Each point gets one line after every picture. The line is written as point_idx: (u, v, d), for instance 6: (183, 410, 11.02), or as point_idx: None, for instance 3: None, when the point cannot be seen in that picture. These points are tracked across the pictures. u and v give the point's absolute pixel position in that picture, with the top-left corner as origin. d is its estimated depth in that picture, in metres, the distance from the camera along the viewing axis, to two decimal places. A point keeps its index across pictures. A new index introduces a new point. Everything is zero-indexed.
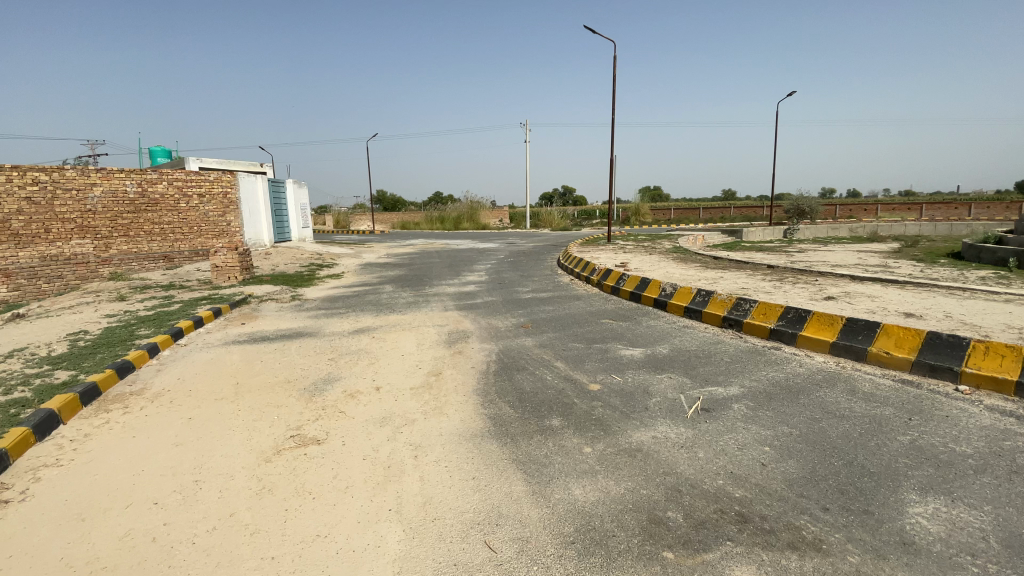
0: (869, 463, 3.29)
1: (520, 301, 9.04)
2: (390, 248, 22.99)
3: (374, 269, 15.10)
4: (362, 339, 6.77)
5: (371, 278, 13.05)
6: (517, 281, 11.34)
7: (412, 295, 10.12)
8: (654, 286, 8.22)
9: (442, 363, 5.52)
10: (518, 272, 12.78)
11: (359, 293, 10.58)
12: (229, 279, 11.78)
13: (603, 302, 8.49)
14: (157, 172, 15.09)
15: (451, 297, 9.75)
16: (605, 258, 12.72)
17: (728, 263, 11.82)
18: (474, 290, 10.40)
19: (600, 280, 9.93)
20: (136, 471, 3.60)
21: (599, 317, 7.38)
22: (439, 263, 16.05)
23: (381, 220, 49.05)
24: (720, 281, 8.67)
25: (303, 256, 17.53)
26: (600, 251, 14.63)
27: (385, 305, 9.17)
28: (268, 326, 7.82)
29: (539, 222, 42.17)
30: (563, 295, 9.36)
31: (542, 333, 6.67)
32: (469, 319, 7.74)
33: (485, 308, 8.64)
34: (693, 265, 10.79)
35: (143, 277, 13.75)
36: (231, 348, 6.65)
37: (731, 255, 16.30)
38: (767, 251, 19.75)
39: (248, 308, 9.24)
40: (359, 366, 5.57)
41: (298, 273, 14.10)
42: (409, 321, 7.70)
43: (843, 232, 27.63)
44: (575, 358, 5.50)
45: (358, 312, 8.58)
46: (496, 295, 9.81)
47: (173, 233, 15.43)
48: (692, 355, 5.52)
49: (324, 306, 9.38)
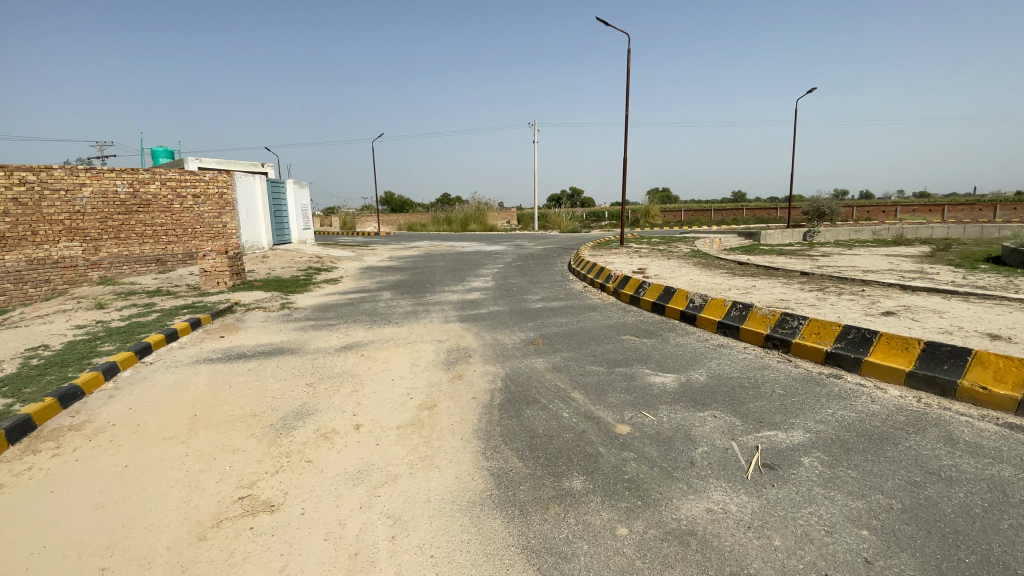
0: (1010, 560, 2.42)
1: (528, 312, 8.15)
2: (393, 250, 22.21)
3: (375, 274, 14.29)
4: (349, 358, 5.92)
5: (370, 283, 12.25)
6: (525, 288, 10.48)
7: (411, 303, 9.27)
8: (679, 296, 7.30)
9: (438, 392, 4.66)
10: (527, 278, 11.90)
11: (355, 301, 9.75)
12: (218, 285, 11.05)
13: (623, 314, 7.58)
14: (150, 171, 14.40)
15: (454, 306, 8.89)
16: (620, 263, 11.83)
17: (756, 269, 10.89)
18: (478, 299, 9.52)
19: (617, 288, 9.02)
20: (34, 550, 2.76)
21: (620, 333, 6.47)
22: (442, 267, 15.19)
23: (387, 220, 48.38)
24: (754, 291, 7.75)
25: (302, 259, 16.82)
26: (613, 255, 13.75)
27: (380, 316, 8.33)
28: (248, 340, 7.00)
29: (548, 223, 41.22)
30: (576, 305, 8.46)
31: (556, 352, 5.78)
32: (472, 333, 6.87)
33: (490, 319, 7.77)
34: (719, 271, 9.87)
35: (133, 281, 13.05)
36: (200, 368, 5.83)
37: (753, 259, 15.34)
38: (789, 255, 18.71)
39: (233, 318, 8.45)
40: (341, 394, 4.73)
41: (294, 277, 13.33)
42: (404, 336, 6.85)
43: (867, 234, 26.42)
44: (596, 387, 4.60)
45: (350, 324, 7.75)
46: (503, 304, 8.93)
47: (167, 235, 14.78)
48: (736, 385, 4.62)
49: (314, 316, 8.56)
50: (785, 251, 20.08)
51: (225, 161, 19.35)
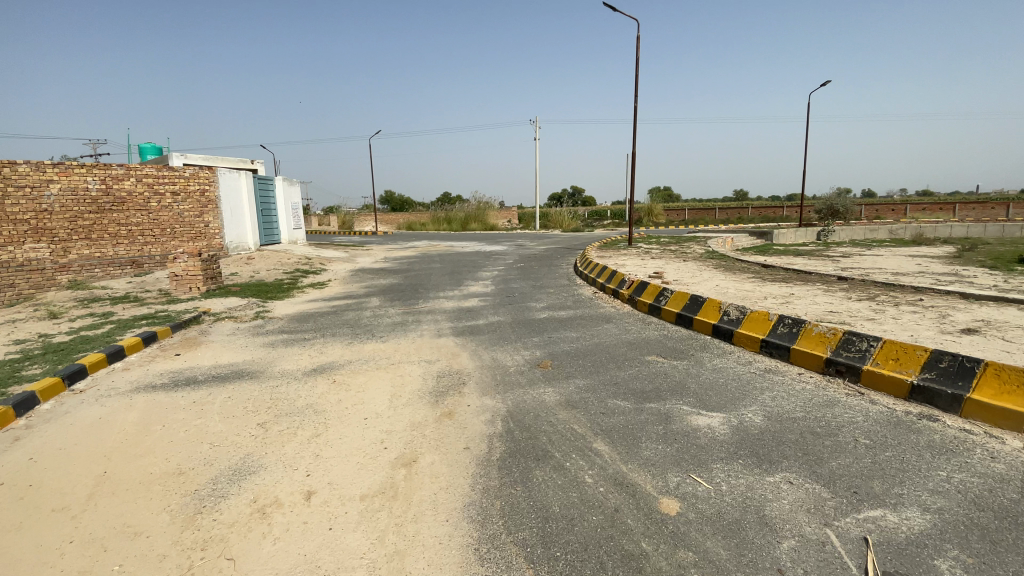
0: None
1: (533, 323, 7.10)
2: (388, 251, 21.15)
3: (366, 277, 13.23)
4: (318, 386, 4.89)
5: (359, 288, 11.25)
6: (529, 294, 9.45)
7: (401, 313, 8.23)
8: (709, 306, 6.25)
9: (421, 438, 3.64)
10: (530, 282, 10.84)
11: (339, 310, 8.71)
12: (190, 290, 10.05)
13: (642, 327, 6.54)
14: (124, 167, 13.37)
15: (449, 316, 7.85)
16: (632, 265, 10.80)
17: (783, 272, 9.86)
18: (476, 307, 8.47)
19: (632, 295, 7.94)
20: None
21: (643, 352, 5.42)
22: (438, 269, 14.13)
23: (385, 220, 47.37)
24: (794, 300, 6.71)
25: (291, 260, 15.82)
26: (624, 257, 12.74)
27: (364, 328, 7.29)
28: (205, 360, 5.97)
29: (550, 223, 40.18)
30: (588, 315, 7.41)
31: (568, 378, 4.74)
32: (468, 351, 5.82)
33: (489, 333, 6.71)
34: (745, 276, 8.84)
35: (104, 285, 12.04)
36: (137, 399, 4.81)
37: (772, 261, 14.30)
38: (807, 256, 17.63)
39: (197, 330, 7.43)
40: (296, 441, 3.70)
41: (277, 281, 12.31)
42: (388, 355, 5.80)
43: (884, 234, 25.28)
44: (624, 434, 3.55)
45: (327, 338, 6.71)
46: (504, 313, 7.88)
47: (143, 236, 13.78)
48: (804, 434, 3.58)
49: (290, 328, 7.53)
50: (802, 252, 18.99)
51: (211, 157, 18.30)
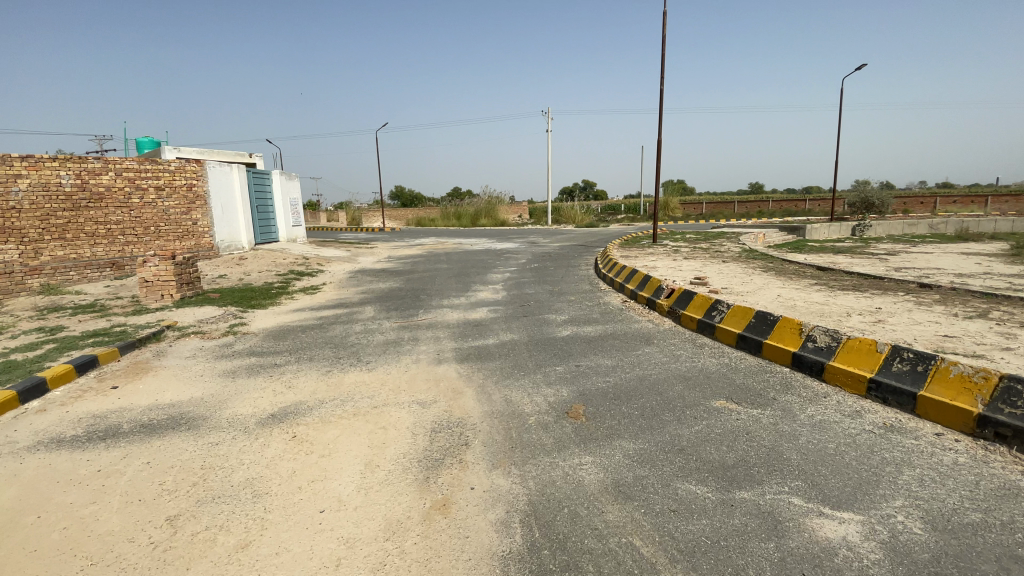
0: None
1: (555, 344, 5.75)
2: (392, 249, 19.86)
3: (363, 280, 11.95)
4: (270, 446, 3.62)
5: (354, 293, 10.02)
6: (546, 302, 8.13)
7: (396, 327, 6.92)
8: (784, 326, 4.90)
9: (395, 563, 2.34)
10: (547, 287, 9.46)
11: (326, 323, 7.44)
12: (162, 298, 8.89)
13: (693, 354, 5.17)
14: (101, 160, 12.28)
15: (452, 332, 6.52)
16: (664, 267, 9.42)
17: (845, 276, 8.40)
18: (485, 320, 7.12)
19: (674, 307, 6.57)
20: None
21: (706, 395, 4.09)
22: (445, 271, 12.82)
23: (393, 216, 46.12)
24: (886, 319, 5.30)
25: (286, 260, 14.67)
26: (651, 256, 11.36)
27: (349, 349, 5.98)
28: (142, 398, 4.75)
29: (563, 218, 38.60)
30: (621, 334, 6.04)
31: (610, 438, 3.43)
32: (473, 387, 4.50)
33: (501, 359, 5.36)
34: (805, 282, 7.42)
35: (77, 291, 10.96)
36: (28, 462, 3.60)
37: (816, 260, 12.81)
38: (851, 254, 15.95)
39: (151, 351, 6.22)
40: (209, 562, 2.45)
41: (266, 285, 11.13)
42: (369, 393, 4.49)
43: (924, 229, 23.46)
44: (717, 562, 2.27)
45: (301, 365, 5.44)
46: (518, 329, 6.53)
47: (125, 235, 12.70)
48: (1002, 565, 2.27)
49: (262, 348, 6.28)
50: (843, 249, 17.31)
51: (204, 150, 17.16)
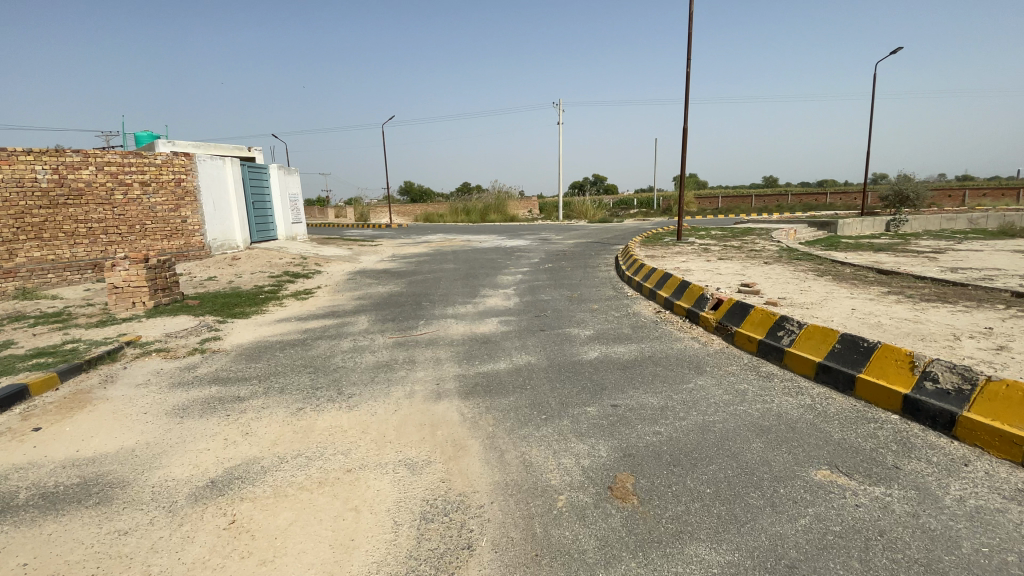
0: None
1: (581, 371, 4.63)
2: (396, 247, 18.81)
3: (362, 282, 10.92)
4: (193, 540, 2.59)
5: (349, 299, 8.98)
6: (567, 312, 7.01)
7: (390, 345, 5.84)
8: (885, 356, 3.80)
9: None
10: (566, 293, 8.34)
11: (310, 337, 6.41)
12: (133, 306, 7.96)
13: (761, 392, 4.04)
14: (81, 154, 11.39)
15: (455, 351, 5.43)
16: (700, 270, 8.24)
17: (918, 282, 7.15)
18: (495, 336, 6.01)
19: (725, 322, 5.41)
20: None
21: (799, 463, 2.99)
22: (451, 272, 11.75)
23: (399, 211, 45.10)
24: (1012, 346, 4.11)
25: (281, 260, 13.69)
26: (681, 257, 10.17)
27: (330, 375, 4.92)
28: (62, 447, 3.75)
29: (574, 213, 37.32)
30: (661, 358, 4.91)
31: (681, 543, 2.35)
32: (479, 439, 3.42)
33: (516, 391, 4.26)
34: (878, 292, 6.20)
35: (53, 295, 10.09)
36: None
37: (863, 261, 11.50)
38: (894, 252, 14.57)
39: (99, 376, 5.25)
40: None
41: (255, 289, 10.16)
42: (343, 446, 3.44)
43: (965, 225, 21.85)
44: None
45: (267, 400, 4.38)
46: (535, 348, 5.43)
47: (107, 234, 11.83)
48: None
49: (228, 372, 5.24)
50: (883, 246, 15.92)
51: (197, 143, 16.17)
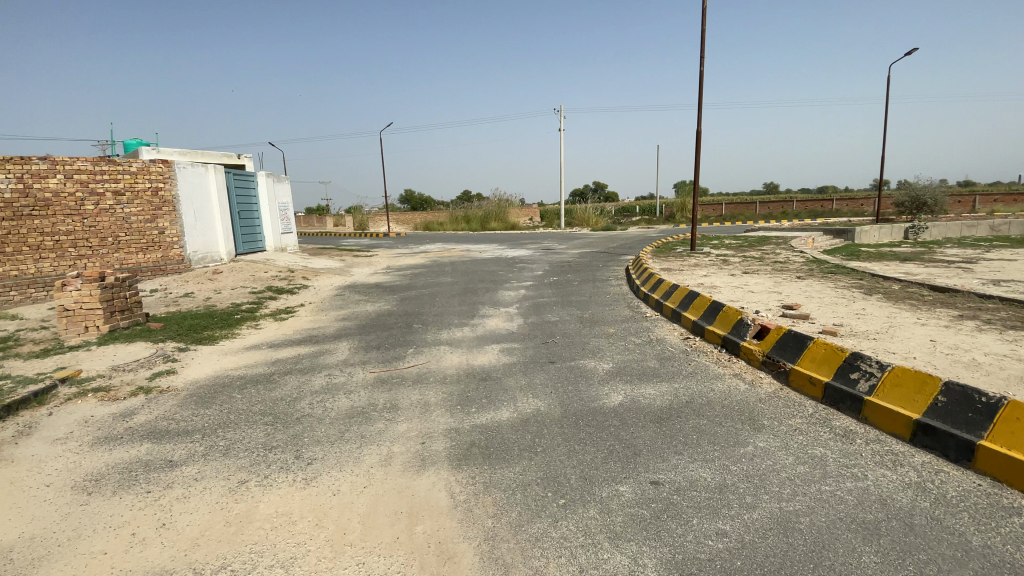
0: None
1: (604, 424, 3.68)
2: (392, 258, 17.88)
3: (350, 298, 9.98)
4: None
5: (332, 319, 8.04)
6: (579, 337, 6.06)
7: (370, 382, 4.89)
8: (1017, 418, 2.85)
9: None
10: (575, 313, 7.39)
11: (278, 371, 5.46)
12: (86, 331, 7.05)
13: (845, 465, 3.06)
14: (47, 161, 10.60)
15: (447, 393, 4.46)
16: (728, 286, 7.30)
17: (986, 300, 6.16)
18: (495, 370, 5.06)
19: (776, 357, 4.44)
20: None
21: None
22: (448, 286, 10.82)
23: (398, 220, 44.32)
24: None
25: (266, 273, 12.77)
26: (701, 270, 9.22)
27: (290, 428, 3.97)
28: None
29: (577, 221, 36.42)
30: (702, 405, 3.93)
31: None
32: (474, 544, 2.46)
33: (523, 456, 3.30)
34: (949, 316, 5.23)
35: (10, 315, 9.19)
36: None
37: (898, 273, 10.52)
38: (924, 262, 13.58)
39: (12, 427, 4.32)
40: None
41: (231, 308, 9.24)
42: (285, 554, 2.49)
43: (987, 232, 20.86)
44: None
45: (205, 467, 3.45)
46: (545, 388, 4.47)
47: (76, 247, 11.02)
48: None
49: (169, 422, 4.29)
50: (908, 256, 14.95)
51: (183, 150, 15.30)
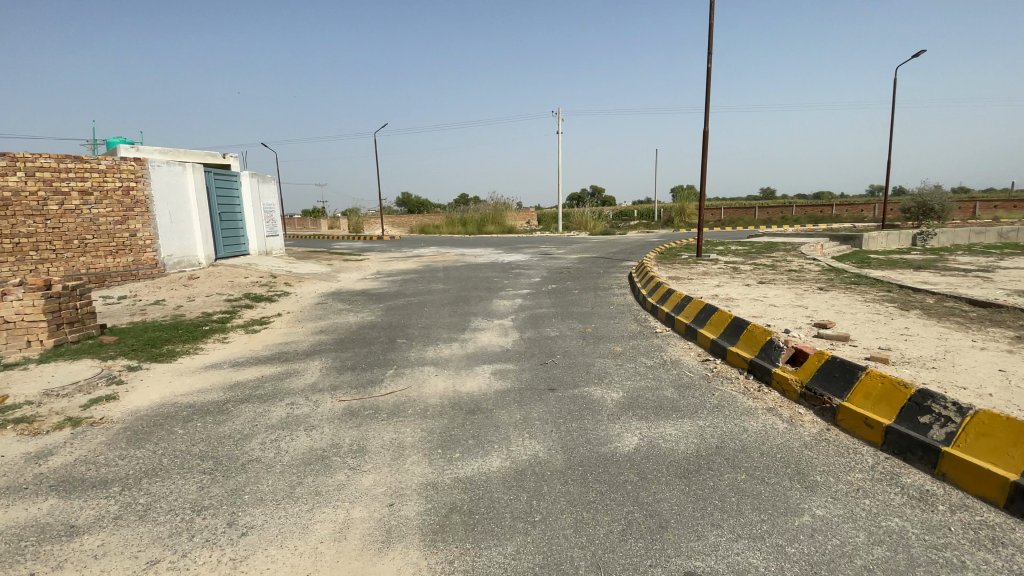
0: None
1: (619, 479, 2.96)
2: (383, 262, 17.13)
3: (332, 307, 9.24)
4: None
5: (309, 332, 7.29)
6: (581, 358, 5.34)
7: (338, 414, 4.15)
8: None
9: None
10: (576, 328, 6.68)
11: (234, 398, 4.71)
12: (28, 346, 6.29)
13: (933, 548, 2.36)
14: (7, 157, 9.84)
15: (425, 431, 3.72)
16: (744, 299, 6.60)
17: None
18: (486, 398, 4.34)
19: (818, 389, 3.74)
20: None
21: None
22: (439, 294, 10.09)
23: (392, 222, 43.55)
24: None
25: (246, 279, 12.00)
26: (711, 280, 8.52)
27: (231, 480, 3.23)
28: None
29: (575, 225, 35.77)
30: (736, 453, 3.21)
31: None
32: None
33: (518, 527, 2.56)
34: (1007, 338, 4.55)
35: None
36: None
37: (919, 283, 9.88)
38: (940, 271, 12.94)
39: None
40: None
41: (201, 318, 8.48)
42: None
43: (997, 239, 20.31)
44: None
45: (112, 538, 2.70)
46: (544, 425, 3.75)
47: (38, 250, 10.25)
48: None
49: (88, 468, 3.54)
50: (921, 263, 14.32)
51: (163, 149, 14.52)
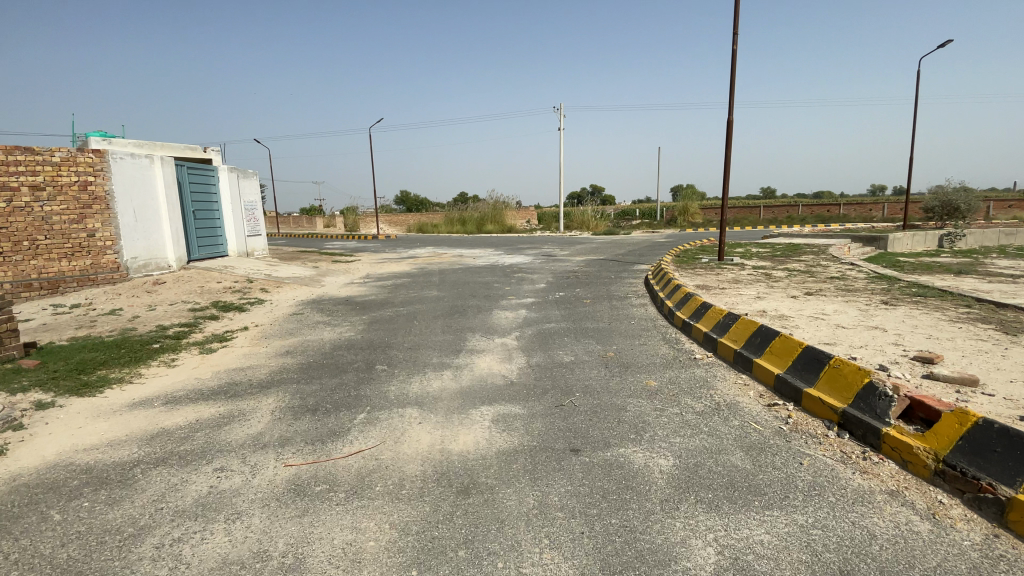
0: None
1: None
2: (374, 264, 15.91)
3: (308, 319, 8.05)
4: None
5: (273, 352, 6.11)
6: (608, 397, 4.14)
7: (278, 492, 2.97)
8: None
9: None
10: (595, 350, 5.49)
11: (148, 458, 3.52)
12: None
13: None
14: None
15: (395, 532, 2.54)
16: (800, 316, 5.41)
17: None
18: (484, 465, 3.15)
19: (968, 470, 2.58)
20: None
21: None
22: (432, 304, 8.91)
23: (388, 221, 42.24)
24: None
25: (219, 284, 10.82)
26: (747, 289, 7.33)
27: None
28: None
29: (576, 224, 34.58)
30: None
31: None
32: None
33: None
34: None
35: None
36: None
37: (977, 292, 8.67)
38: (986, 276, 11.73)
39: None
40: None
41: (155, 333, 7.30)
42: None
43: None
44: None
45: None
46: (570, 521, 2.54)
47: None
48: None
49: None
50: (960, 268, 13.07)
51: (134, 141, 13.26)
